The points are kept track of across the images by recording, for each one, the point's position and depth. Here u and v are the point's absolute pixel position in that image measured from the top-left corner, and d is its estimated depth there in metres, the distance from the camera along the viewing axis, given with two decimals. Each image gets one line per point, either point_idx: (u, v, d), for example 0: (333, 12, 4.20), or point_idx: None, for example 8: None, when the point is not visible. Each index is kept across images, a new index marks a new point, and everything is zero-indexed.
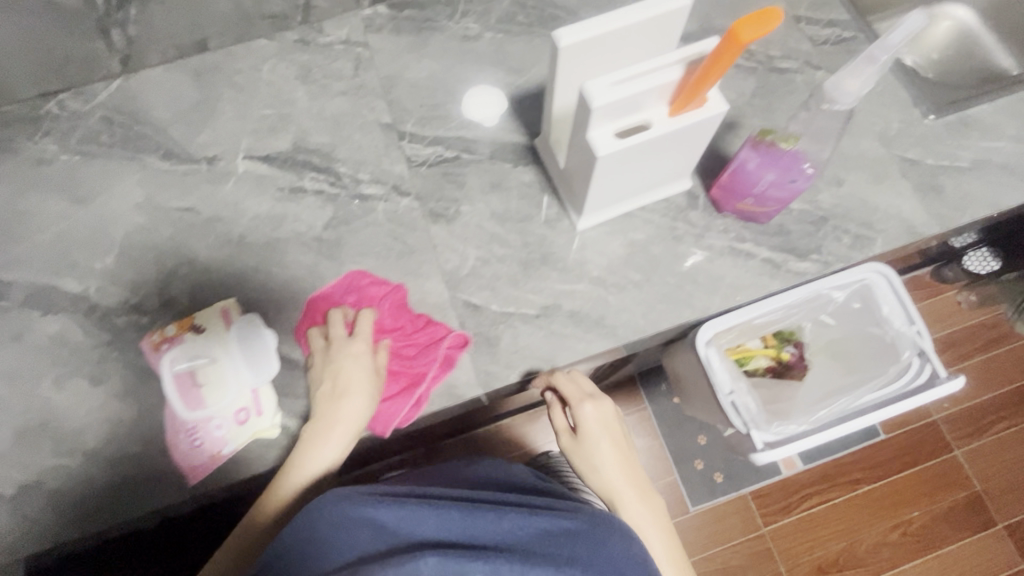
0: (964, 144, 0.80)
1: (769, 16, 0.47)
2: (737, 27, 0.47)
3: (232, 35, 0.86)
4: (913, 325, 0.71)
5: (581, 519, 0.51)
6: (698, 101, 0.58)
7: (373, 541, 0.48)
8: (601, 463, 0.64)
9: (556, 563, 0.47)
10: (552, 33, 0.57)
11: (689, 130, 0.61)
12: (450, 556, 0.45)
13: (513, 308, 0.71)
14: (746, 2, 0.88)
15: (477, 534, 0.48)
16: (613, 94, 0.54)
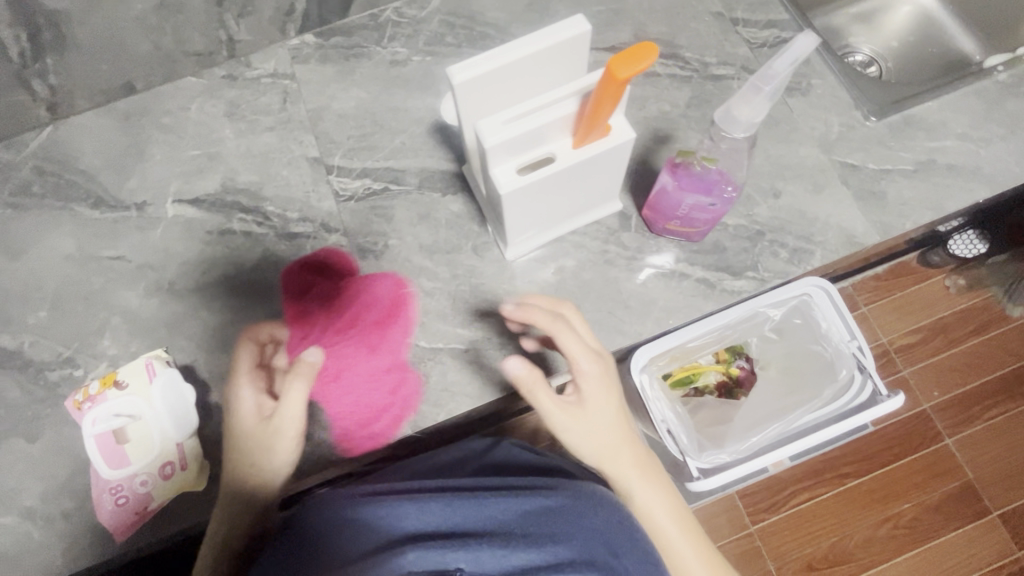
0: (907, 145, 0.77)
1: (644, 54, 0.47)
2: (612, 66, 0.47)
3: (158, 76, 0.85)
4: (853, 341, 0.72)
5: (562, 496, 0.52)
6: (599, 132, 0.56)
7: (361, 541, 0.46)
8: (608, 435, 0.60)
9: (540, 544, 0.47)
10: (445, 70, 0.55)
11: (598, 159, 0.59)
12: (433, 547, 0.45)
13: (441, 344, 0.70)
14: (679, 10, 0.86)
15: (462, 523, 0.48)
16: (507, 133, 0.53)
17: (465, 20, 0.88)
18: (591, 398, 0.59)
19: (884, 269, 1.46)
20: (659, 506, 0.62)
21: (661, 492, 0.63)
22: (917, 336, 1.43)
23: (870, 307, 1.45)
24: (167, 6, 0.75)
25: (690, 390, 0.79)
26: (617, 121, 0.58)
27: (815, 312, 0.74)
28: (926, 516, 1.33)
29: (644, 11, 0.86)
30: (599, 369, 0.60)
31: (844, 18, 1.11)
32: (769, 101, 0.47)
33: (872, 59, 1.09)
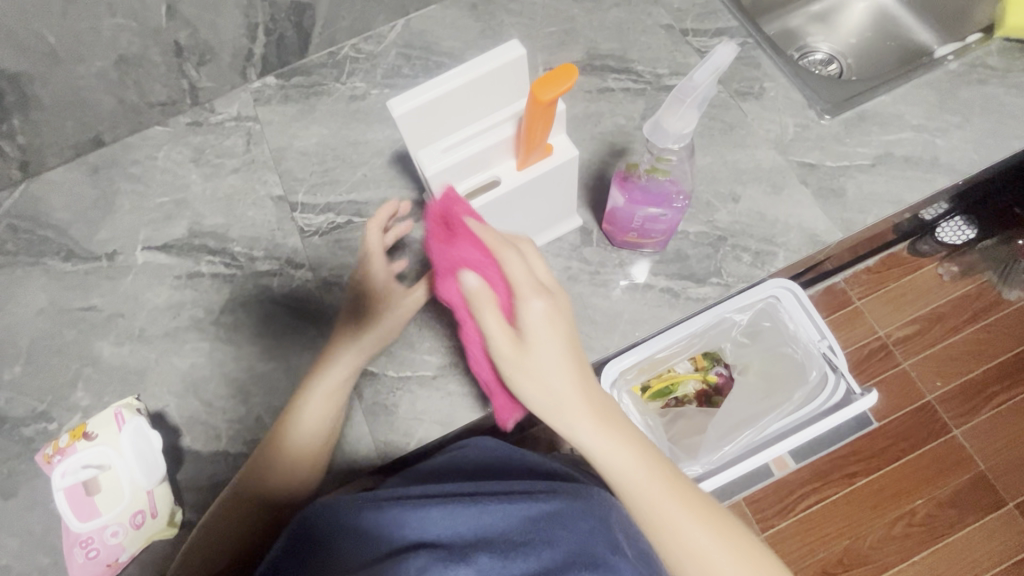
0: (864, 140, 0.77)
1: (563, 74, 0.48)
2: (534, 90, 0.48)
3: (124, 127, 0.87)
4: (823, 340, 0.71)
5: (560, 498, 0.49)
6: (540, 153, 0.58)
7: (364, 547, 0.48)
8: (568, 387, 0.51)
9: (537, 549, 0.45)
10: (385, 102, 0.56)
11: (544, 179, 0.60)
12: (434, 558, 0.44)
13: (408, 372, 0.70)
14: (630, 25, 0.87)
15: (464, 533, 0.46)
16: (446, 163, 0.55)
17: (421, 51, 0.89)
18: (546, 344, 0.51)
19: (875, 261, 1.45)
20: (648, 479, 0.52)
21: (648, 461, 0.52)
22: (914, 327, 1.41)
23: (864, 300, 1.43)
24: (127, 60, 0.77)
25: (670, 400, 0.79)
26: (559, 140, 0.59)
27: (782, 313, 0.73)
28: (938, 510, 1.30)
29: (594, 29, 0.88)
30: (554, 303, 0.52)
31: (802, 19, 1.12)
32: (696, 111, 0.47)
33: (832, 56, 1.10)
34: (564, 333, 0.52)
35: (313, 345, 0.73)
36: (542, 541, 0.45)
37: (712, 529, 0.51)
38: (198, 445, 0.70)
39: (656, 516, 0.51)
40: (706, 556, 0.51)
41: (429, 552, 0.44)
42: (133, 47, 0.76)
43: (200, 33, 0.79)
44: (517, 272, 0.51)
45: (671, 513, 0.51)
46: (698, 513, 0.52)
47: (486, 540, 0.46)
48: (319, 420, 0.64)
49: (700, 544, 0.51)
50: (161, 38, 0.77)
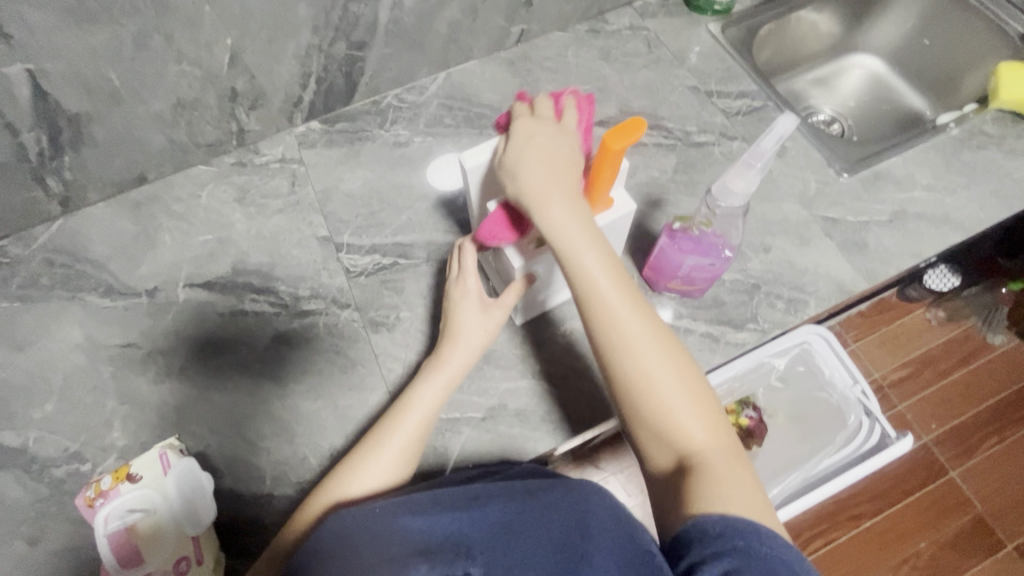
0: (880, 197, 0.83)
1: (635, 128, 0.53)
2: (607, 140, 0.53)
3: (169, 166, 0.88)
4: (856, 384, 0.75)
5: (559, 496, 0.48)
6: (603, 206, 0.62)
7: (369, 547, 0.44)
8: (578, 244, 0.54)
9: (543, 548, 0.43)
10: (458, 156, 0.61)
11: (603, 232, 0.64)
12: (439, 564, 0.41)
13: (457, 413, 0.71)
14: (661, 87, 0.94)
15: (468, 531, 0.44)
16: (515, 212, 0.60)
17: (462, 102, 0.94)
18: (552, 211, 0.54)
19: (868, 306, 1.52)
20: (644, 344, 0.53)
21: (647, 325, 0.54)
22: (906, 370, 1.47)
23: (858, 343, 1.49)
24: (183, 103, 0.80)
25: None
26: (618, 195, 0.63)
27: (817, 359, 0.77)
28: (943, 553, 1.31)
29: (626, 88, 0.94)
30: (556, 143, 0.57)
31: (805, 83, 1.21)
32: (760, 173, 0.52)
33: (833, 118, 1.20)
34: (559, 165, 0.56)
35: (360, 386, 0.73)
36: (540, 531, 0.44)
37: (699, 410, 0.52)
38: (241, 487, 0.69)
39: (651, 400, 0.52)
40: (685, 435, 0.51)
41: (434, 558, 0.41)
42: (191, 91, 0.79)
43: (257, 80, 0.82)
44: (529, 163, 0.56)
45: (667, 391, 0.52)
46: (673, 367, 0.53)
47: (491, 538, 0.43)
48: (374, 473, 0.60)
49: (680, 412, 0.52)
50: (219, 83, 0.80)
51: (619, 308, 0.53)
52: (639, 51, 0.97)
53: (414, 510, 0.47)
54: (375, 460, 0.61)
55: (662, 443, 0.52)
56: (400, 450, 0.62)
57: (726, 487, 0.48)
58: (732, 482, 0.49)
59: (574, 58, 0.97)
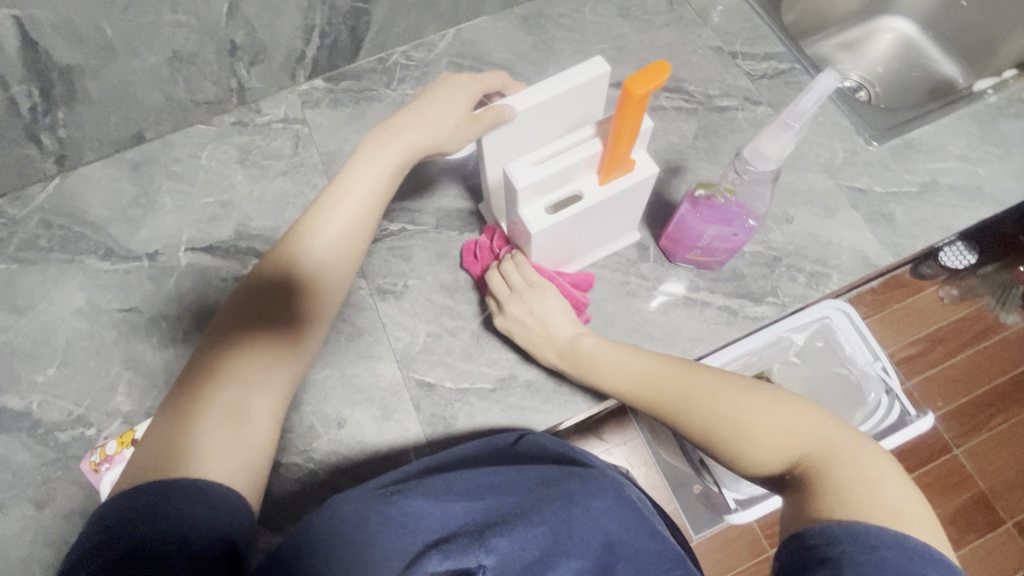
0: (910, 167, 0.79)
1: (658, 70, 0.48)
2: (628, 85, 0.48)
3: (167, 124, 0.84)
4: (877, 362, 0.72)
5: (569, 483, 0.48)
6: (623, 169, 0.59)
7: (394, 535, 0.44)
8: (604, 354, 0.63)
9: (550, 530, 0.43)
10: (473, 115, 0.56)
11: (622, 197, 0.61)
12: (449, 550, 0.41)
13: (467, 384, 0.70)
14: (682, 47, 0.89)
15: (486, 516, 0.44)
16: (535, 173, 0.56)
17: (472, 61, 0.89)
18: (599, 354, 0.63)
19: (880, 283, 1.49)
20: (698, 389, 0.55)
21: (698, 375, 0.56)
22: (916, 348, 1.45)
23: (870, 320, 1.47)
24: (181, 57, 0.76)
25: None
26: (640, 158, 0.60)
27: (837, 334, 0.74)
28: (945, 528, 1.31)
29: (646, 48, 0.89)
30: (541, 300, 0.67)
31: (831, 47, 1.15)
32: (795, 136, 0.48)
33: (861, 84, 1.14)
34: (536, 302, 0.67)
35: (368, 355, 0.72)
36: (561, 519, 0.44)
37: (781, 412, 0.51)
38: None
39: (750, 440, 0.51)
40: (792, 437, 0.49)
41: (445, 546, 0.41)
42: (189, 45, 0.75)
43: (258, 33, 0.78)
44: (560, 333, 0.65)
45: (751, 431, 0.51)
46: (741, 392, 0.53)
47: (500, 522, 0.44)
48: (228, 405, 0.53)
49: (769, 425, 0.50)
50: (218, 36, 0.75)
51: (679, 386, 0.57)
52: (660, 8, 0.92)
53: (426, 494, 0.47)
54: (252, 373, 0.55)
55: (775, 467, 0.49)
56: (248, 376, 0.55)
57: (863, 467, 0.45)
58: (861, 467, 0.46)
59: (591, 14, 0.92)
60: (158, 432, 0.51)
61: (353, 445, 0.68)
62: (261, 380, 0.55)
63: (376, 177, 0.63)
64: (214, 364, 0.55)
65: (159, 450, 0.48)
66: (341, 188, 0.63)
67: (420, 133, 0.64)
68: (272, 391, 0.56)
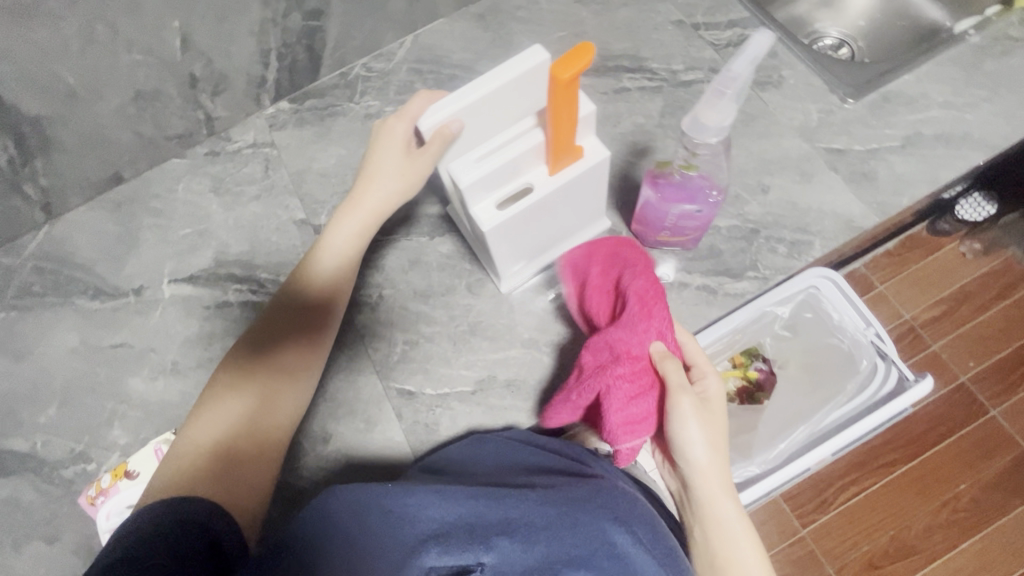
0: (891, 121, 0.76)
1: (583, 52, 0.46)
2: (555, 71, 0.46)
3: (143, 162, 0.87)
4: (869, 328, 0.69)
5: (583, 492, 0.49)
6: (571, 157, 0.58)
7: (402, 537, 0.43)
8: (694, 429, 0.55)
9: (557, 537, 0.43)
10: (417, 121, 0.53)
11: (574, 184, 0.60)
12: (450, 548, 0.42)
13: (447, 389, 0.69)
14: (642, 25, 0.87)
15: (490, 516, 0.44)
16: (478, 171, 0.55)
17: (432, 65, 0.89)
18: (689, 427, 0.55)
19: (896, 244, 1.42)
20: (731, 509, 0.56)
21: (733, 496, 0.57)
22: (940, 309, 1.38)
23: (886, 285, 1.41)
24: (144, 95, 0.77)
25: None
26: (588, 143, 0.59)
27: (825, 304, 0.71)
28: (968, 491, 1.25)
29: (604, 31, 0.87)
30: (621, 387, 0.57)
31: (808, 6, 1.11)
32: (735, 102, 0.46)
33: (841, 41, 1.09)
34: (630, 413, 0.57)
35: (347, 371, 0.72)
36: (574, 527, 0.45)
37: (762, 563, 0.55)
38: None
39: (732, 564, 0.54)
40: None
41: (446, 543, 0.42)
42: (150, 82, 0.76)
43: (215, 63, 0.79)
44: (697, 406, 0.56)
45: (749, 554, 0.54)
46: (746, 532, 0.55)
47: (508, 523, 0.44)
48: (250, 420, 0.57)
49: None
50: (176, 70, 0.77)
51: (725, 517, 0.55)
52: None
53: (433, 491, 0.46)
54: (267, 386, 0.59)
55: None
56: (266, 388, 0.59)
57: None
58: None
59: (548, 4, 0.90)
60: (193, 436, 0.56)
61: (342, 459, 0.68)
62: (279, 394, 0.59)
63: (345, 238, 0.65)
64: (239, 379, 0.59)
65: (195, 463, 0.53)
66: (328, 242, 0.65)
67: (381, 193, 0.64)
68: (296, 401, 0.61)
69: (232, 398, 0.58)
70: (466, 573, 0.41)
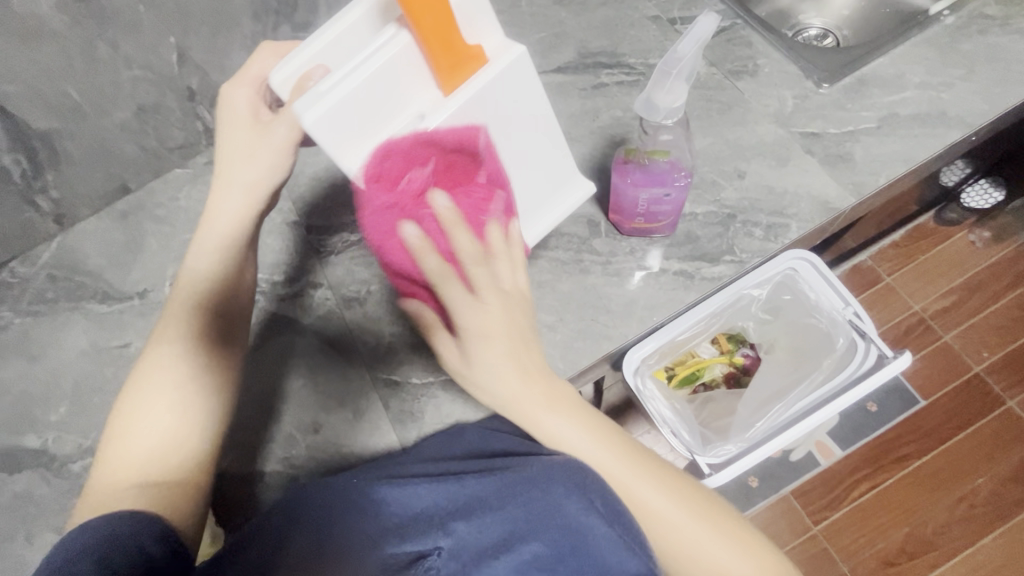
0: (865, 104, 0.77)
1: None
2: None
3: (148, 172, 0.91)
4: (847, 307, 0.72)
5: (535, 468, 0.53)
6: (463, 63, 0.48)
7: (380, 525, 0.52)
8: (547, 420, 0.50)
9: (503, 512, 0.51)
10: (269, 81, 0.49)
11: (482, 94, 0.49)
12: (410, 536, 0.51)
13: (432, 377, 0.71)
14: (620, 22, 0.89)
15: (448, 505, 0.53)
16: (331, 100, 0.45)
17: None
18: (528, 409, 0.50)
19: (901, 235, 1.36)
20: (645, 493, 0.51)
21: (616, 449, 0.52)
22: (952, 299, 1.31)
23: (895, 275, 1.33)
24: (146, 109, 0.82)
25: (698, 386, 0.77)
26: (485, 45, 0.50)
27: (802, 284, 0.74)
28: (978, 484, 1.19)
29: (583, 29, 0.90)
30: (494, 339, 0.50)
31: None
32: (684, 82, 0.49)
33: (827, 31, 1.11)
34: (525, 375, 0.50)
35: (336, 363, 0.74)
36: (517, 507, 0.51)
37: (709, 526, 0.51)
38: (234, 466, 0.71)
39: (661, 540, 0.51)
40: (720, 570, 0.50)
41: (406, 534, 0.51)
42: (151, 96, 0.81)
43: (211, 76, 0.83)
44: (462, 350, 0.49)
45: (678, 522, 0.51)
46: (670, 492, 0.52)
47: (463, 508, 0.53)
48: (172, 429, 0.53)
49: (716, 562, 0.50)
50: (175, 84, 0.81)
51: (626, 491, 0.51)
52: None
53: (396, 484, 0.56)
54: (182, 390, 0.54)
55: None
56: (184, 394, 0.54)
57: None
58: None
59: (529, 6, 0.92)
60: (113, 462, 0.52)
61: (332, 447, 0.71)
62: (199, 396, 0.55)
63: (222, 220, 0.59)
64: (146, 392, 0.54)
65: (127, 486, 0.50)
66: (207, 233, 0.59)
67: (254, 168, 0.58)
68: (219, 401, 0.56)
69: (154, 411, 0.53)
70: (424, 557, 0.49)
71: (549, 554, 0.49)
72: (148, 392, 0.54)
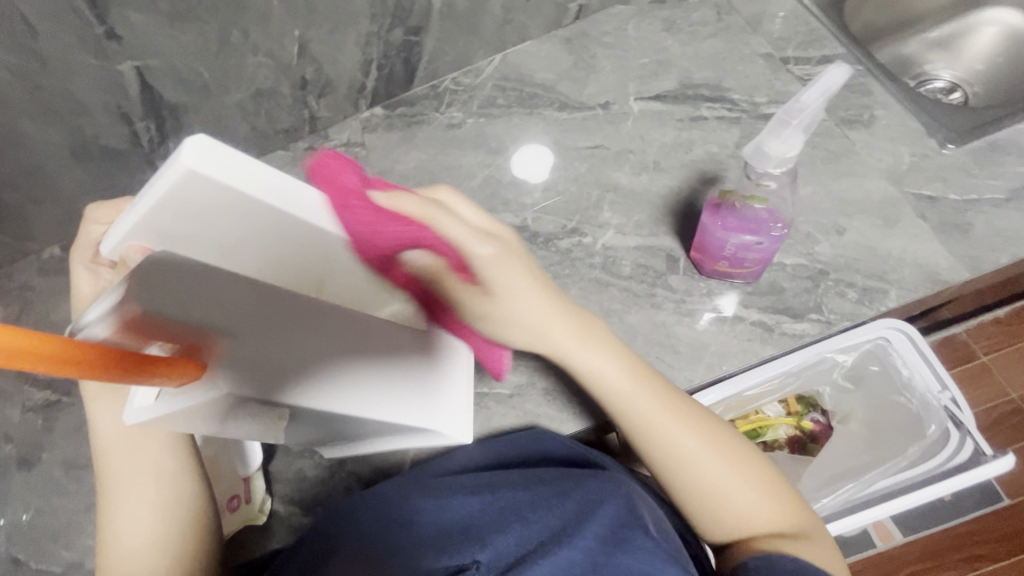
0: (993, 173, 0.71)
1: None
2: None
3: (254, 150, 0.90)
4: (944, 391, 0.66)
5: (573, 484, 0.54)
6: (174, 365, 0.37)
7: (416, 532, 0.52)
8: (610, 371, 0.54)
9: (541, 519, 0.50)
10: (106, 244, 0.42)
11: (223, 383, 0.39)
12: (444, 546, 0.49)
13: (486, 388, 0.70)
14: (729, 57, 0.87)
15: (482, 518, 0.52)
16: None
17: (516, 83, 0.91)
18: (603, 364, 0.53)
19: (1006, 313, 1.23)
20: (701, 453, 0.53)
21: (666, 404, 0.54)
22: None
23: (991, 355, 1.20)
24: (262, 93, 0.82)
25: (757, 443, 0.73)
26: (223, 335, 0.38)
27: (893, 356, 0.68)
28: None
29: (689, 59, 0.88)
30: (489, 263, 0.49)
31: (921, 45, 1.04)
32: (802, 133, 0.46)
33: (953, 84, 1.02)
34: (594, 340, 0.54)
35: None
36: (553, 516, 0.50)
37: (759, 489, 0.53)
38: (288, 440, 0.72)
39: (673, 456, 0.53)
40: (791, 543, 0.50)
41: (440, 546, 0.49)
42: (268, 82, 0.81)
43: (324, 69, 0.83)
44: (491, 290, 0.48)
45: (646, 411, 0.53)
46: (715, 446, 0.53)
47: (501, 518, 0.51)
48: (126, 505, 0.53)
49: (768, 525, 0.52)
50: (291, 73, 0.81)
51: (689, 456, 0.53)
52: (707, 19, 0.90)
53: (431, 495, 0.56)
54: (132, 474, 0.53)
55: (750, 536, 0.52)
56: (144, 467, 0.54)
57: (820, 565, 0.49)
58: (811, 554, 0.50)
59: (634, 31, 0.92)
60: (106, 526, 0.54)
61: None
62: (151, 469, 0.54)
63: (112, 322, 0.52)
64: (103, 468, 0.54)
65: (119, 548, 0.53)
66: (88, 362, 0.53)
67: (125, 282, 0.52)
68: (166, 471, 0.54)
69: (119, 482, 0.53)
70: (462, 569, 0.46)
71: (584, 563, 0.46)
72: (114, 465, 0.54)
